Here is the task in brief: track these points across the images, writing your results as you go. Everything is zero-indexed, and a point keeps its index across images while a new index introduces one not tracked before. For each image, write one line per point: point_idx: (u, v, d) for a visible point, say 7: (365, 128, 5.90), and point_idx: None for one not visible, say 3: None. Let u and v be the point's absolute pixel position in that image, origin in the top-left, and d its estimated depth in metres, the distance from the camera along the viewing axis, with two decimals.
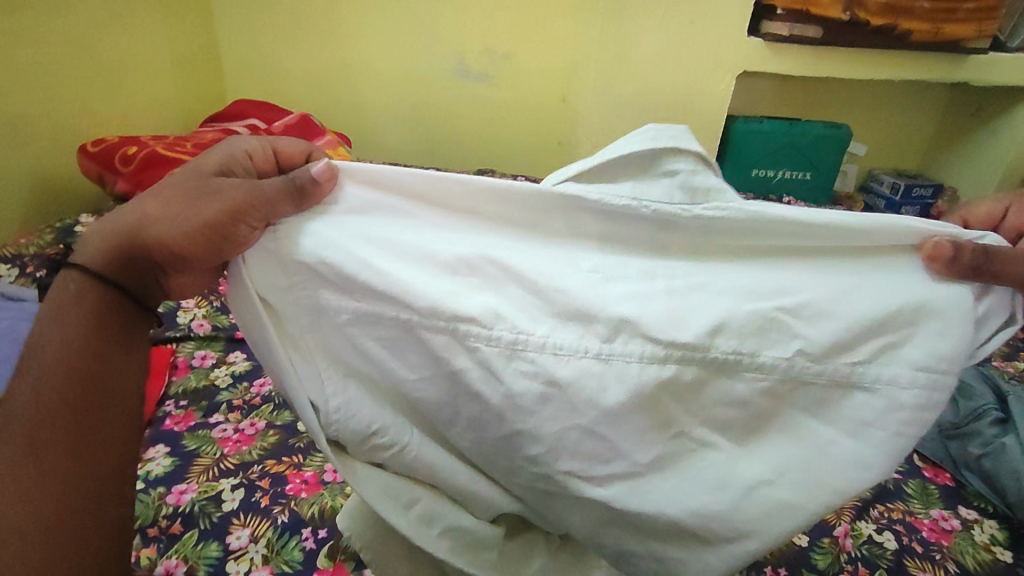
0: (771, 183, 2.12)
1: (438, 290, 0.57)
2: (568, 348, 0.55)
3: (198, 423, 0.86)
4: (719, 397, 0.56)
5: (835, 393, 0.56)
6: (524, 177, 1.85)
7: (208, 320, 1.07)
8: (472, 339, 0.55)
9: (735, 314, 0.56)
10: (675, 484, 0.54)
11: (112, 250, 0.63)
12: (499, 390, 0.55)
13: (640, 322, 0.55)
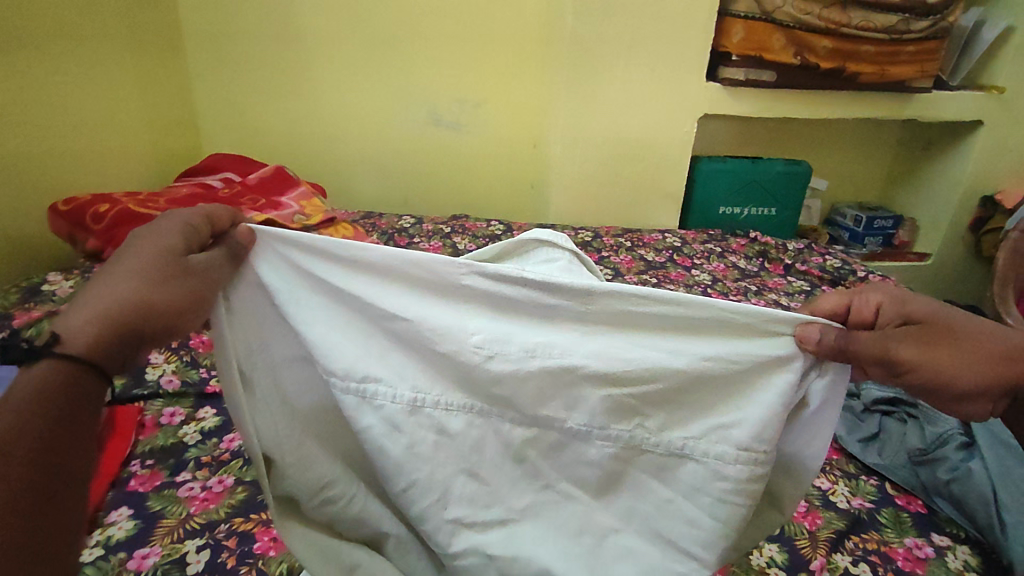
0: (739, 219, 2.17)
1: (351, 356, 0.64)
2: (457, 404, 0.63)
3: (163, 483, 0.84)
4: (577, 458, 0.63)
5: (671, 461, 0.63)
6: (498, 221, 1.88)
7: (178, 375, 1.05)
8: (378, 399, 0.63)
9: (590, 395, 0.62)
10: (553, 537, 0.63)
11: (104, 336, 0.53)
12: (400, 444, 0.62)
13: (521, 393, 0.62)
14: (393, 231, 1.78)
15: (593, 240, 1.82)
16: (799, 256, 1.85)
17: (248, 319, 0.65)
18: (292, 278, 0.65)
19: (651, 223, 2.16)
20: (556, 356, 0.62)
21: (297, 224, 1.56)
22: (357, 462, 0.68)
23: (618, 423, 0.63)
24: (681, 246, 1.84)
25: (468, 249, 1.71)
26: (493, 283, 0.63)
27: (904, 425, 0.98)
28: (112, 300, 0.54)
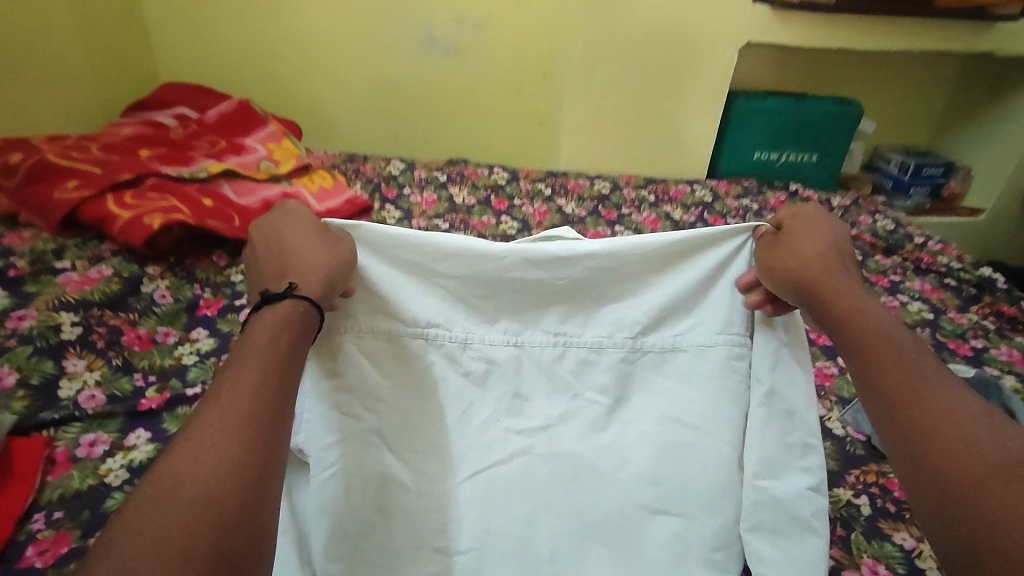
0: (775, 167, 1.90)
1: (430, 311, 0.68)
2: (497, 340, 0.68)
3: (72, 552, 0.62)
4: (589, 366, 0.69)
5: (662, 358, 0.69)
6: (501, 168, 1.62)
7: (102, 388, 0.80)
8: (436, 341, 0.67)
9: (602, 314, 0.70)
10: (581, 433, 0.66)
11: (279, 344, 0.53)
12: (458, 373, 0.67)
13: (535, 352, 0.69)
14: (380, 179, 1.51)
15: (611, 193, 1.57)
16: (845, 215, 1.61)
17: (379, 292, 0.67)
18: (382, 262, 0.68)
19: (674, 173, 1.90)
20: (585, 297, 0.70)
21: (263, 175, 1.30)
22: (403, 421, 0.65)
23: (577, 348, 0.69)
24: (712, 202, 1.59)
25: (467, 202, 1.46)
26: (549, 251, 0.68)
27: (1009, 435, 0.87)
28: (278, 317, 0.55)
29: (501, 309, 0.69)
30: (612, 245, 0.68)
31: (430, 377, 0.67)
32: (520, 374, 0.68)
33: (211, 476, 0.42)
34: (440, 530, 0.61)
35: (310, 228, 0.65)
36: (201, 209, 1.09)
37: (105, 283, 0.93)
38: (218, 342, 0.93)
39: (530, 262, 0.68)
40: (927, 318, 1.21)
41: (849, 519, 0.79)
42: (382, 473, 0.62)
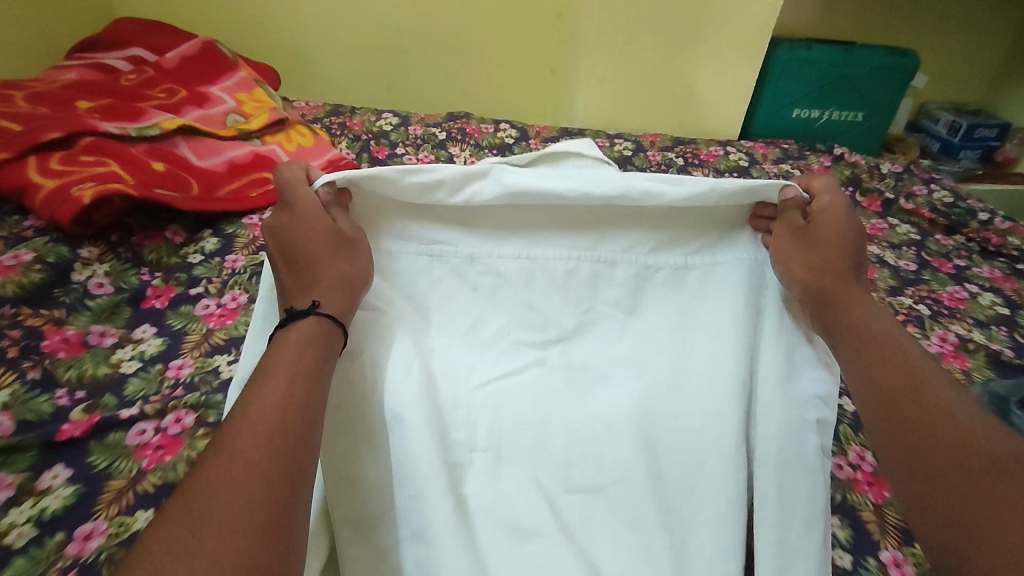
0: (815, 126, 1.69)
1: (438, 223, 0.69)
2: (506, 254, 0.69)
3: None
4: (597, 284, 0.69)
5: (670, 281, 0.69)
6: (508, 125, 1.42)
7: (13, 411, 0.64)
8: (446, 254, 0.68)
9: (615, 242, 0.70)
10: (590, 342, 0.69)
11: (313, 339, 0.54)
12: (469, 286, 0.69)
13: (544, 271, 0.69)
14: (368, 136, 1.31)
15: (633, 155, 1.37)
16: (897, 184, 1.42)
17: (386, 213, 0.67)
18: (393, 191, 0.66)
19: (702, 131, 1.69)
20: (596, 226, 0.70)
21: (228, 132, 1.10)
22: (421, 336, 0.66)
23: (588, 266, 0.70)
24: (748, 167, 1.40)
25: (469, 165, 1.26)
26: (563, 186, 0.67)
27: None
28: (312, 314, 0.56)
29: (509, 229, 0.70)
30: (633, 185, 0.66)
31: (441, 291, 0.68)
32: (529, 286, 0.69)
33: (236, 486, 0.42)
34: (457, 428, 0.65)
35: (327, 237, 0.62)
36: (148, 175, 0.91)
37: (47, 248, 0.80)
38: (167, 342, 0.77)
39: (543, 189, 0.67)
40: (1002, 314, 1.04)
41: None
42: (395, 396, 0.62)
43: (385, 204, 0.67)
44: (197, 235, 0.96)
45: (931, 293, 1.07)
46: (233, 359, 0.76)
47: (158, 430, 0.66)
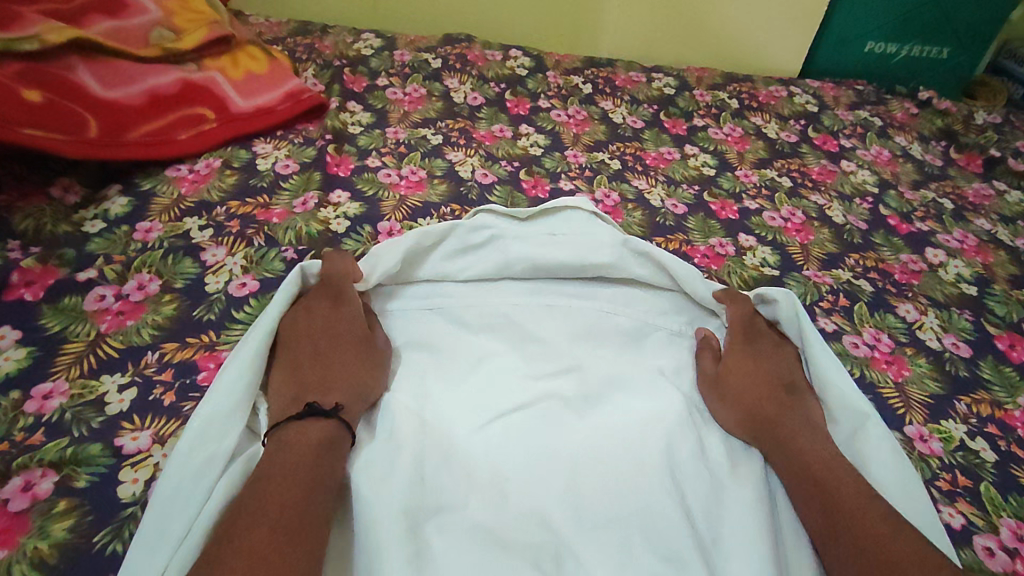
0: (890, 64, 1.39)
1: (439, 282, 0.64)
2: (512, 296, 0.64)
3: None
4: (599, 325, 0.62)
5: (662, 343, 0.63)
6: (520, 53, 1.13)
7: None
8: (444, 305, 0.63)
9: (609, 296, 0.65)
10: (608, 393, 0.58)
11: (320, 436, 0.48)
12: (468, 332, 0.61)
13: (545, 315, 0.62)
14: (342, 62, 1.02)
15: (676, 95, 1.09)
16: (1000, 138, 1.15)
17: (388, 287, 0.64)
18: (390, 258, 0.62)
19: (754, 67, 1.38)
20: (583, 284, 0.66)
21: (153, 50, 0.82)
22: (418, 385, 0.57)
23: (593, 311, 0.63)
24: (818, 112, 1.12)
25: (471, 103, 0.99)
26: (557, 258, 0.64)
27: None
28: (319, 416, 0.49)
29: (510, 282, 0.65)
30: (626, 255, 0.65)
31: (434, 340, 0.60)
32: (534, 321, 0.62)
33: (256, 523, 0.41)
34: (447, 475, 0.50)
35: (350, 345, 0.56)
36: (20, 109, 0.67)
37: None
38: (35, 353, 0.55)
39: (546, 252, 0.65)
40: None
41: None
42: (372, 462, 0.50)
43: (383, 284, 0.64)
44: (100, 193, 0.71)
45: None
46: (127, 383, 0.54)
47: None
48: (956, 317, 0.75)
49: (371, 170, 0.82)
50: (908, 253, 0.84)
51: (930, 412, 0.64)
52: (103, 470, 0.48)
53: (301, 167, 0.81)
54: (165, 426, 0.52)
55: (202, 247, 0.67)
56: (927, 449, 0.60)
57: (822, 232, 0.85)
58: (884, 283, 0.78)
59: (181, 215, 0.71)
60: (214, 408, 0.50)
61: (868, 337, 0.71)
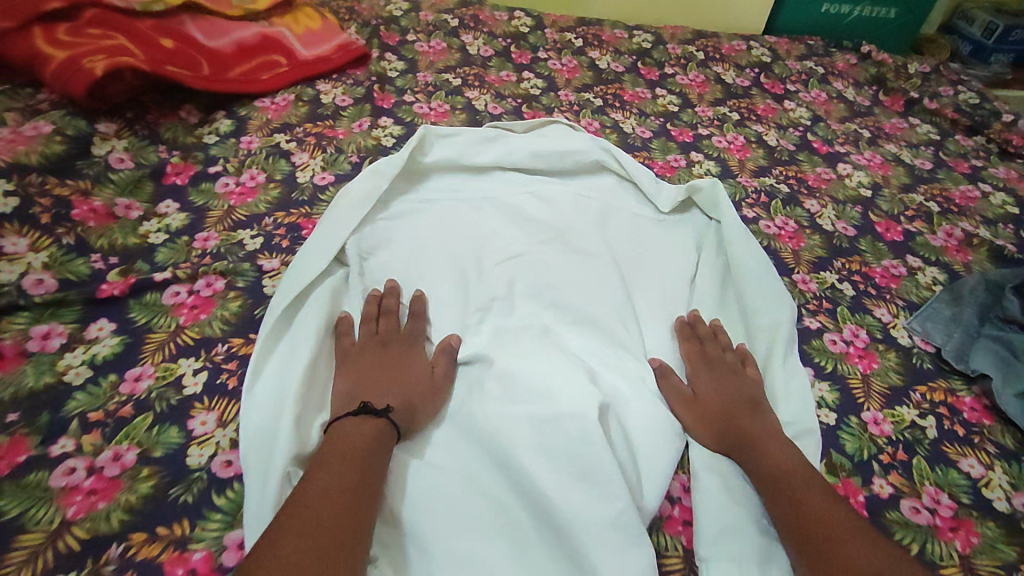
0: (844, 23, 1.60)
1: (460, 176, 0.90)
2: (514, 186, 0.89)
3: (32, 459, 0.56)
4: (576, 202, 0.88)
5: (621, 213, 0.88)
6: (524, 14, 1.35)
7: (53, 271, 0.68)
8: (465, 192, 0.89)
9: (584, 186, 0.91)
10: (582, 242, 0.83)
11: (369, 438, 0.54)
12: (482, 206, 0.86)
13: (537, 197, 0.88)
14: (379, 21, 1.26)
15: (652, 49, 1.32)
16: (924, 84, 1.38)
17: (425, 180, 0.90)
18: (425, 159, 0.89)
19: (726, 23, 1.57)
20: (566, 179, 0.91)
21: (236, 11, 1.06)
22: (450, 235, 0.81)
23: (572, 194, 0.89)
24: (771, 63, 1.35)
25: (483, 54, 1.23)
26: (546, 156, 0.90)
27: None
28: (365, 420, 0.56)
29: (512, 177, 0.90)
30: (596, 156, 0.91)
31: (459, 209, 0.85)
32: (529, 201, 0.87)
33: (322, 514, 0.47)
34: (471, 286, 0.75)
35: (406, 367, 0.63)
36: (158, 53, 0.90)
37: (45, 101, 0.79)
38: (191, 216, 0.80)
39: (538, 153, 0.90)
40: (1011, 213, 1.05)
41: (912, 442, 0.69)
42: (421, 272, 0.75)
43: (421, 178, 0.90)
44: (211, 116, 0.95)
45: (943, 191, 1.07)
46: (256, 235, 0.79)
47: (191, 293, 0.71)
48: (849, 210, 1.00)
49: (407, 104, 1.06)
50: (823, 167, 1.08)
51: (813, 267, 0.89)
52: (253, 277, 0.74)
53: (354, 101, 1.05)
54: (285, 256, 0.77)
55: (290, 153, 0.92)
56: (806, 287, 0.86)
57: (757, 152, 1.09)
58: (799, 187, 1.03)
59: (272, 131, 0.95)
60: (318, 242, 0.75)
61: (777, 221, 0.95)
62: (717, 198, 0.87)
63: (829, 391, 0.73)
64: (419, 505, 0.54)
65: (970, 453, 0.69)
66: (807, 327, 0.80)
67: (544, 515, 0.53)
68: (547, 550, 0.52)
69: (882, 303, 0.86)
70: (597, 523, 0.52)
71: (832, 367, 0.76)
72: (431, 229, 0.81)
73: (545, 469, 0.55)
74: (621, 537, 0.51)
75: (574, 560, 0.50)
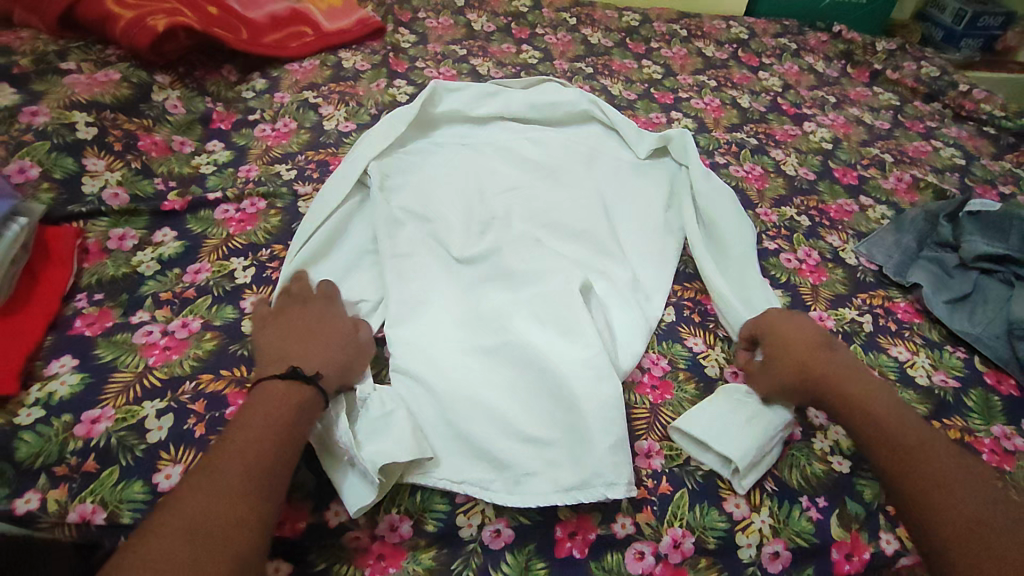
0: (819, 7, 1.73)
1: (465, 124, 1.03)
2: (512, 131, 1.02)
3: (117, 324, 0.68)
4: (567, 141, 0.99)
5: (607, 152, 1.00)
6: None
7: (125, 187, 0.81)
8: (469, 137, 1.01)
9: (573, 133, 1.03)
10: (574, 167, 0.94)
11: (296, 400, 0.55)
12: (485, 144, 0.98)
13: (533, 137, 1.00)
14: (393, 1, 1.39)
15: (640, 26, 1.46)
16: (889, 59, 1.50)
17: (434, 126, 1.01)
18: (435, 105, 1.01)
19: (710, 9, 1.69)
20: (557, 128, 1.04)
21: None
22: (457, 163, 0.92)
23: (563, 137, 1.01)
24: (748, 39, 1.48)
25: (487, 30, 1.36)
26: (540, 107, 1.03)
27: (960, 230, 0.92)
28: (298, 386, 0.56)
29: (511, 125, 1.03)
30: (585, 107, 1.03)
31: (464, 147, 0.97)
32: (526, 140, 0.99)
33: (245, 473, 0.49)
34: (476, 202, 0.86)
35: (327, 332, 0.64)
36: (205, 18, 1.05)
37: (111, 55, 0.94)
38: (234, 153, 0.93)
39: (534, 104, 1.03)
40: (958, 163, 1.17)
41: (850, 334, 0.81)
42: (433, 193, 0.86)
43: (430, 125, 1.02)
44: (247, 76, 1.09)
45: (897, 146, 1.20)
46: (291, 168, 0.92)
47: (239, 210, 0.84)
48: (810, 159, 1.12)
49: (419, 69, 1.19)
50: (789, 125, 1.21)
51: (776, 203, 1.01)
52: (289, 199, 0.86)
53: (372, 66, 1.18)
54: (317, 184, 0.89)
55: (317, 105, 1.05)
56: (767, 217, 0.98)
57: (731, 112, 1.22)
58: (767, 140, 1.15)
59: (301, 89, 1.08)
60: (343, 167, 0.87)
61: (744, 166, 1.07)
62: (690, 140, 0.99)
63: (782, 296, 0.84)
64: (436, 361, 0.66)
65: (900, 343, 0.81)
66: (764, 247, 0.92)
67: (535, 364, 0.65)
68: (537, 392, 0.64)
69: (833, 231, 0.97)
70: (576, 366, 0.64)
71: (784, 278, 0.88)
72: (439, 160, 0.93)
73: (538, 333, 0.67)
74: (594, 376, 0.63)
75: (558, 396, 0.63)
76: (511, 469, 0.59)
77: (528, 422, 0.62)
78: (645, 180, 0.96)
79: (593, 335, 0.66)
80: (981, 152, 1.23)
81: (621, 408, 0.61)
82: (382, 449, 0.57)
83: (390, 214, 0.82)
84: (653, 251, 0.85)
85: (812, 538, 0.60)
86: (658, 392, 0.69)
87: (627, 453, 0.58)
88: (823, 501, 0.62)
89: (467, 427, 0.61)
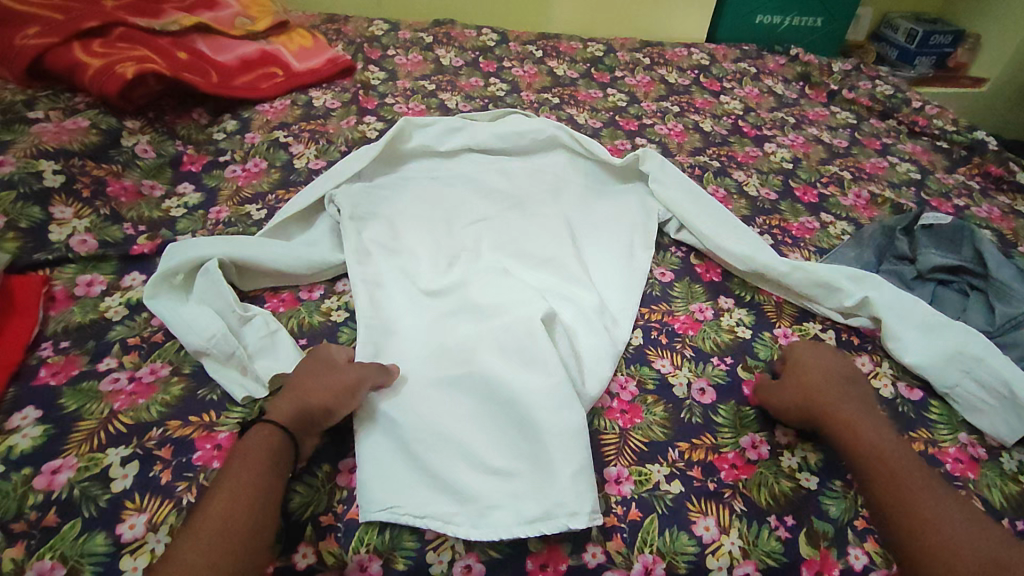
0: (777, 32, 1.79)
1: (434, 156, 1.04)
2: (479, 160, 1.03)
3: (82, 372, 0.67)
4: (533, 168, 1.01)
5: (572, 179, 1.02)
6: (490, 30, 1.54)
7: (93, 233, 0.81)
8: (436, 169, 1.03)
9: (540, 161, 1.05)
10: (539, 195, 0.96)
11: (259, 445, 0.57)
12: (451, 176, 1.00)
13: (500, 166, 1.02)
14: (362, 40, 1.43)
15: (605, 56, 1.51)
16: (845, 79, 1.56)
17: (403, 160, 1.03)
18: (403, 139, 1.02)
19: (673, 37, 1.75)
20: (523, 158, 1.06)
21: (239, 31, 1.22)
22: (425, 197, 0.94)
23: (528, 166, 1.03)
24: (709, 65, 1.54)
25: (455, 64, 1.40)
26: (506, 137, 1.05)
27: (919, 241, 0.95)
28: (260, 431, 0.59)
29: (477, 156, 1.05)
30: (549, 135, 1.05)
31: (432, 178, 0.99)
32: (493, 169, 1.01)
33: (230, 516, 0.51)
34: (445, 233, 0.88)
35: (309, 373, 0.65)
36: (175, 62, 1.07)
37: (81, 104, 0.96)
38: (204, 195, 0.94)
39: (500, 134, 1.05)
40: (914, 178, 1.22)
41: None
42: (402, 228, 0.88)
43: (398, 160, 1.03)
44: (218, 118, 1.11)
45: (855, 164, 1.24)
46: (262, 208, 0.92)
47: None
48: (772, 179, 1.16)
49: (388, 105, 1.21)
50: (751, 147, 1.25)
51: None
52: None
53: (342, 103, 1.20)
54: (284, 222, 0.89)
55: (287, 144, 1.06)
56: None
57: (693, 136, 1.26)
58: (729, 162, 1.19)
59: (272, 128, 1.09)
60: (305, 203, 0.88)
61: (708, 189, 1.10)
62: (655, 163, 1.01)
63: (746, 315, 0.85)
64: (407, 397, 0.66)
65: (864, 356, 0.81)
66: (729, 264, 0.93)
67: (501, 396, 0.66)
68: (503, 423, 0.64)
69: (796, 248, 0.99)
70: (540, 397, 0.65)
71: (749, 296, 0.88)
72: (408, 193, 0.94)
73: (503, 364, 0.68)
74: (556, 405, 0.64)
75: (523, 427, 0.63)
76: (476, 501, 0.59)
77: (493, 453, 0.62)
78: (609, 207, 0.98)
79: (556, 363, 0.67)
80: (936, 166, 1.27)
81: (583, 433, 0.62)
82: (374, 504, 0.58)
83: (359, 249, 0.83)
84: (616, 277, 0.87)
85: (781, 557, 0.60)
86: (628, 416, 0.70)
87: (590, 480, 0.59)
88: (794, 519, 0.62)
89: (433, 463, 0.61)
